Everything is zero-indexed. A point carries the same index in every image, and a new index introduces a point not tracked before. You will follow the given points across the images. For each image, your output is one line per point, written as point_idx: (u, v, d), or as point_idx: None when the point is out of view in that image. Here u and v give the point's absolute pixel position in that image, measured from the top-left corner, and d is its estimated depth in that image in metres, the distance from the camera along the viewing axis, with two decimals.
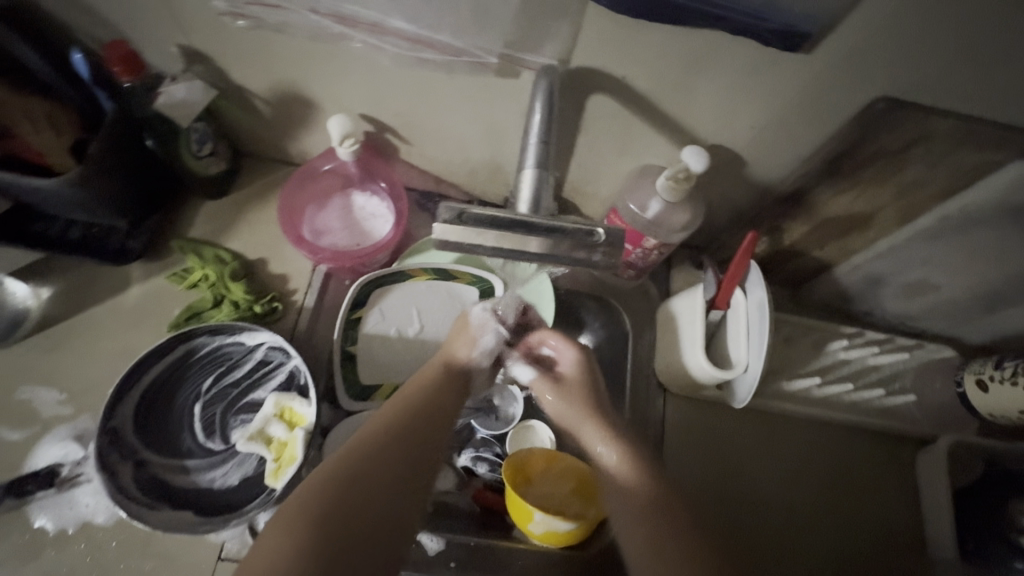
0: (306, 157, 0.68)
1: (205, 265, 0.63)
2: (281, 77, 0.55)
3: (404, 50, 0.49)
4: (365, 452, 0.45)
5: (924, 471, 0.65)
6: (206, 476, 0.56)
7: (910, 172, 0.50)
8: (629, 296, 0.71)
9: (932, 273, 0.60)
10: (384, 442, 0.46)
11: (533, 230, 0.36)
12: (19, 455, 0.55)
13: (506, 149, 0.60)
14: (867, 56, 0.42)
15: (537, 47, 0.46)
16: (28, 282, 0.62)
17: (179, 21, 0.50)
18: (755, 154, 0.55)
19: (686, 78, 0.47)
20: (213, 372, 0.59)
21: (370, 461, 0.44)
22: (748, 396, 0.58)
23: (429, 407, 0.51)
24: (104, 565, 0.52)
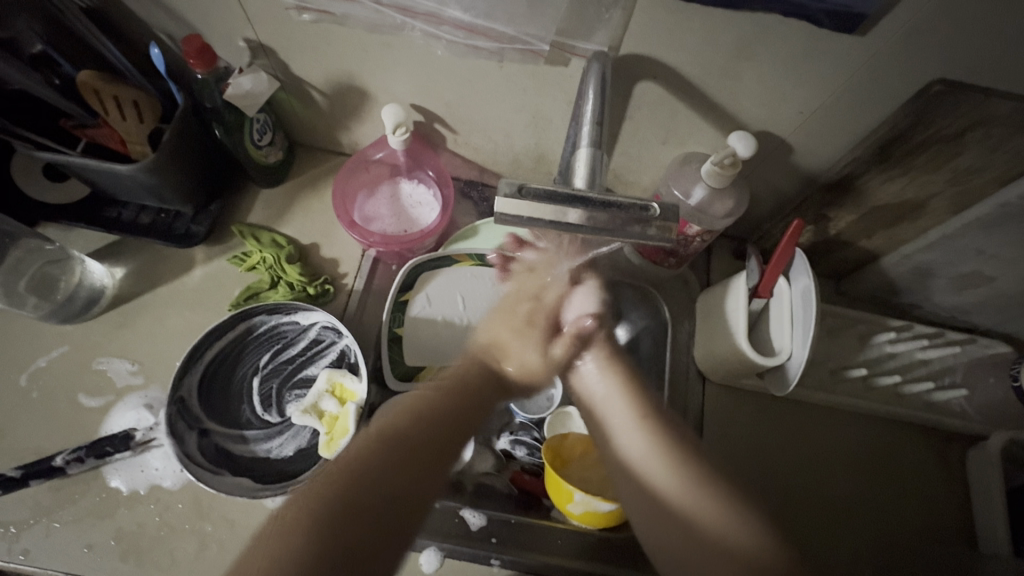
0: (357, 147, 0.71)
1: (262, 248, 0.66)
2: (339, 69, 0.58)
3: (458, 38, 0.50)
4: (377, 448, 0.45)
5: (975, 469, 0.64)
6: (264, 446, 0.59)
7: (966, 157, 0.49)
8: (669, 285, 0.71)
9: (987, 264, 0.58)
10: (392, 442, 0.45)
11: (589, 205, 0.38)
12: (95, 420, 0.60)
13: (551, 137, 0.62)
14: (925, 37, 0.42)
15: (588, 34, 0.48)
16: (104, 262, 0.66)
17: (248, 16, 0.53)
18: (803, 140, 0.55)
19: (736, 63, 0.48)
20: (270, 349, 0.63)
21: (371, 481, 0.42)
22: (793, 384, 0.57)
23: (441, 412, 0.48)
24: (172, 525, 0.56)
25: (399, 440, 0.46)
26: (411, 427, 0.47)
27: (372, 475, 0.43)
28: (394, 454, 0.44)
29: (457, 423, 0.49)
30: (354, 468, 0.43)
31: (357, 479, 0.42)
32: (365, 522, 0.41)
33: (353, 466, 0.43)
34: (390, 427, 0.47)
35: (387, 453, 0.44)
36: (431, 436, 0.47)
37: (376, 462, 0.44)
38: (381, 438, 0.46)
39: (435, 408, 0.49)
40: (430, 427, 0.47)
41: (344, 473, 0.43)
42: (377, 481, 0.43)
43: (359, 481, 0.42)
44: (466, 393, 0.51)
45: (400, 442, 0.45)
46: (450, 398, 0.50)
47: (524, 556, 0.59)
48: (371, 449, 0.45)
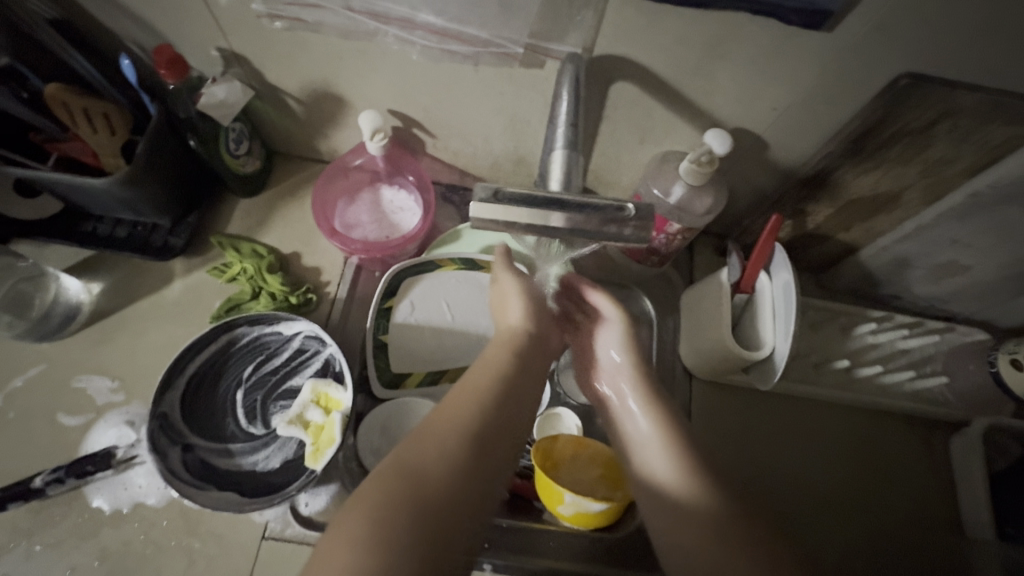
0: (335, 154, 0.71)
1: (242, 259, 0.65)
2: (314, 76, 0.58)
3: (433, 43, 0.50)
4: (428, 444, 0.43)
5: (958, 455, 0.65)
6: (249, 459, 0.58)
7: (936, 149, 0.50)
8: (652, 283, 0.72)
9: (962, 254, 0.59)
10: (441, 436, 0.44)
11: (566, 207, 0.38)
12: (75, 439, 0.58)
13: (530, 139, 0.62)
14: (890, 32, 0.43)
15: (561, 36, 0.48)
16: (80, 278, 0.65)
17: (220, 25, 0.53)
18: (778, 136, 0.56)
19: (708, 62, 0.48)
20: (253, 360, 0.62)
21: (451, 478, 0.42)
22: (776, 378, 0.58)
23: (489, 395, 0.48)
24: (157, 543, 0.55)
25: (465, 429, 0.45)
26: (458, 417, 0.46)
27: (446, 471, 0.42)
28: (455, 440, 0.44)
29: (510, 413, 0.49)
30: (429, 466, 0.42)
31: (435, 478, 0.41)
32: (420, 514, 0.39)
33: (426, 463, 0.42)
34: (450, 417, 0.46)
35: (456, 445, 0.44)
36: (493, 428, 0.47)
37: (445, 455, 0.43)
38: (442, 429, 0.45)
39: (495, 397, 0.49)
40: (490, 415, 0.47)
41: (420, 470, 0.41)
42: (457, 480, 0.42)
43: (422, 463, 0.42)
44: (513, 381, 0.51)
45: (468, 432, 0.45)
46: (499, 385, 0.50)
47: (517, 559, 0.59)
48: (432, 441, 0.44)
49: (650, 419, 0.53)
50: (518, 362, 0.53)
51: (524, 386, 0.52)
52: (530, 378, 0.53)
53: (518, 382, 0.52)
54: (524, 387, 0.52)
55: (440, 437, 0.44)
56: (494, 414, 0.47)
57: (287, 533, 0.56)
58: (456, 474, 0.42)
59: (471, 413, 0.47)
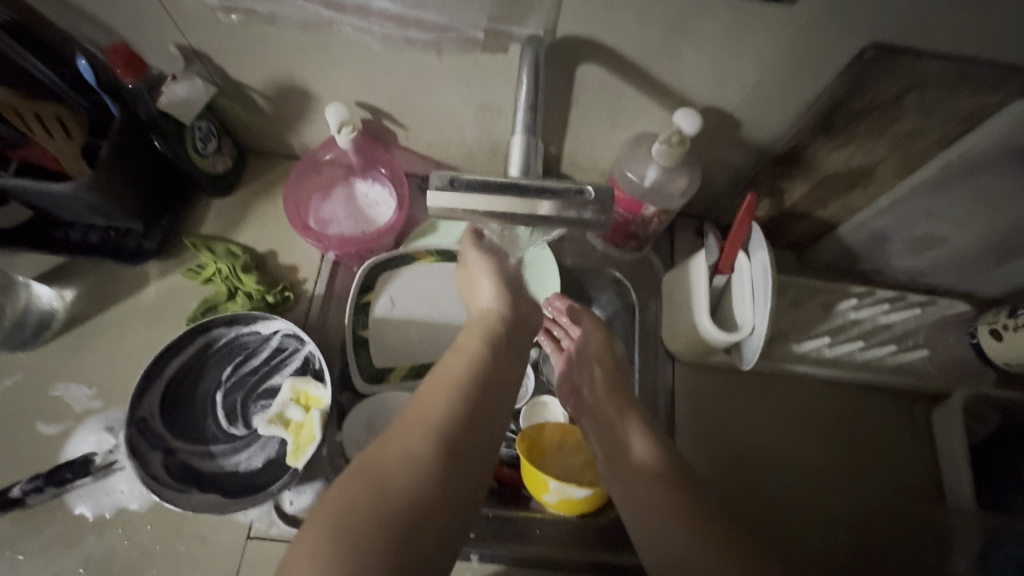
0: (307, 149, 0.70)
1: (217, 259, 0.64)
2: (276, 71, 0.57)
3: (391, 32, 0.49)
4: (393, 443, 0.44)
5: (941, 427, 0.65)
6: (231, 460, 0.58)
7: (907, 120, 0.49)
8: (633, 267, 0.71)
9: (938, 226, 0.59)
10: (406, 434, 0.44)
11: (524, 193, 0.38)
12: (54, 447, 0.58)
13: (501, 126, 0.61)
14: (850, 2, 0.42)
15: (521, 19, 0.47)
16: (52, 285, 0.64)
17: (175, 21, 0.52)
18: (749, 114, 0.55)
19: (672, 40, 0.47)
20: (231, 361, 0.62)
21: (417, 482, 0.42)
22: (755, 357, 0.58)
23: (462, 388, 0.48)
24: (141, 548, 0.55)
25: (432, 430, 0.45)
26: (428, 413, 0.46)
27: (410, 476, 0.42)
28: (420, 435, 0.44)
29: (485, 405, 0.48)
30: (393, 467, 0.42)
31: (398, 485, 0.41)
32: (385, 511, 0.40)
33: (387, 471, 0.42)
34: (414, 421, 0.45)
35: (421, 448, 0.43)
36: (466, 419, 0.46)
37: (409, 456, 0.43)
38: (410, 426, 0.45)
39: (468, 393, 0.48)
40: (460, 410, 0.47)
41: (383, 476, 0.41)
42: (423, 481, 0.42)
43: (387, 462, 0.42)
44: (487, 372, 0.50)
45: (434, 434, 0.44)
46: (474, 376, 0.49)
47: (503, 548, 0.59)
48: (396, 438, 0.44)
49: (620, 412, 0.56)
50: (498, 352, 0.52)
51: (503, 375, 0.51)
52: (506, 365, 0.52)
53: (492, 371, 0.50)
54: (498, 376, 0.50)
55: (402, 441, 0.44)
56: (466, 410, 0.47)
57: (271, 532, 0.56)
58: (423, 472, 0.42)
59: (439, 413, 0.46)
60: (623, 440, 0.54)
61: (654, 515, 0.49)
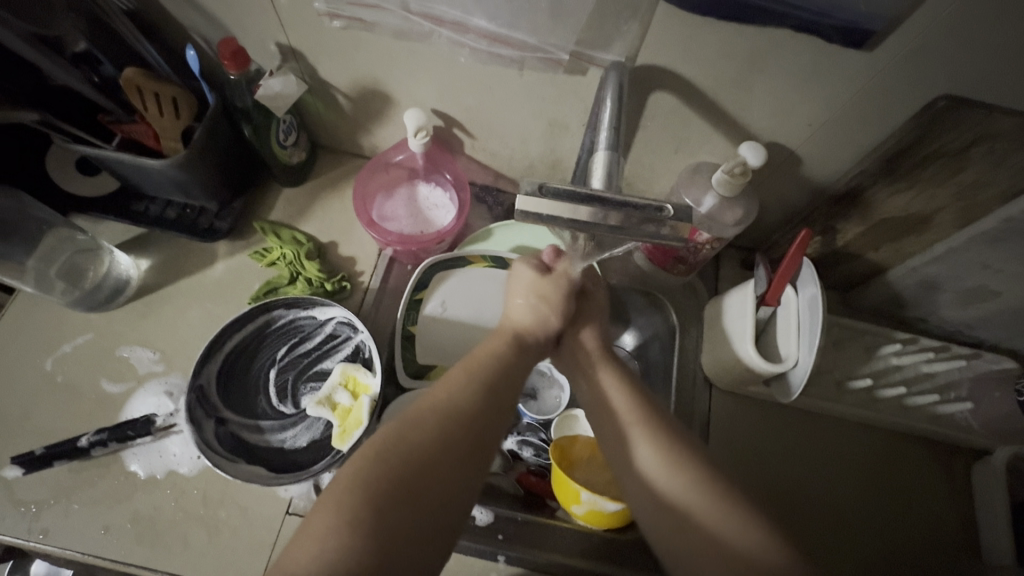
0: (377, 149, 0.73)
1: (283, 245, 0.68)
2: (364, 75, 0.61)
3: (482, 46, 0.53)
4: (407, 423, 0.44)
5: (981, 485, 0.63)
6: (278, 436, 0.61)
7: (970, 172, 0.50)
8: (677, 292, 0.73)
9: (992, 279, 0.59)
10: (423, 415, 0.44)
11: (607, 205, 0.40)
12: (116, 405, 0.61)
13: (567, 144, 0.63)
14: (928, 55, 0.44)
15: (606, 45, 0.50)
16: (130, 254, 0.69)
17: (281, 22, 0.56)
18: (812, 152, 0.57)
19: (746, 76, 0.50)
20: (287, 342, 0.64)
21: (435, 465, 0.42)
22: (797, 390, 0.58)
23: (483, 376, 0.48)
24: (187, 510, 0.57)
25: (451, 415, 0.45)
26: (441, 395, 0.46)
27: (430, 460, 0.42)
28: (435, 416, 0.44)
29: (504, 394, 0.48)
30: (407, 442, 0.42)
31: (411, 461, 0.41)
32: (396, 488, 0.40)
33: (400, 448, 0.42)
34: (429, 406, 0.45)
35: (438, 432, 0.43)
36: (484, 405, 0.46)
37: (429, 439, 0.43)
38: (426, 407, 0.45)
39: (487, 380, 0.48)
40: (483, 401, 0.47)
41: (394, 453, 0.41)
42: (448, 466, 0.42)
43: (404, 441, 0.42)
44: (510, 370, 0.50)
45: (447, 414, 0.45)
46: (496, 370, 0.50)
47: (530, 553, 0.59)
48: (413, 419, 0.44)
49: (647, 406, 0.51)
50: (519, 350, 0.53)
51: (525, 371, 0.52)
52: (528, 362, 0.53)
53: (515, 368, 0.51)
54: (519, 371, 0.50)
55: (420, 425, 0.43)
56: (485, 396, 0.47)
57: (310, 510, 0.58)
58: (435, 451, 0.42)
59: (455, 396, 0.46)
60: (630, 437, 0.49)
61: (666, 517, 0.45)
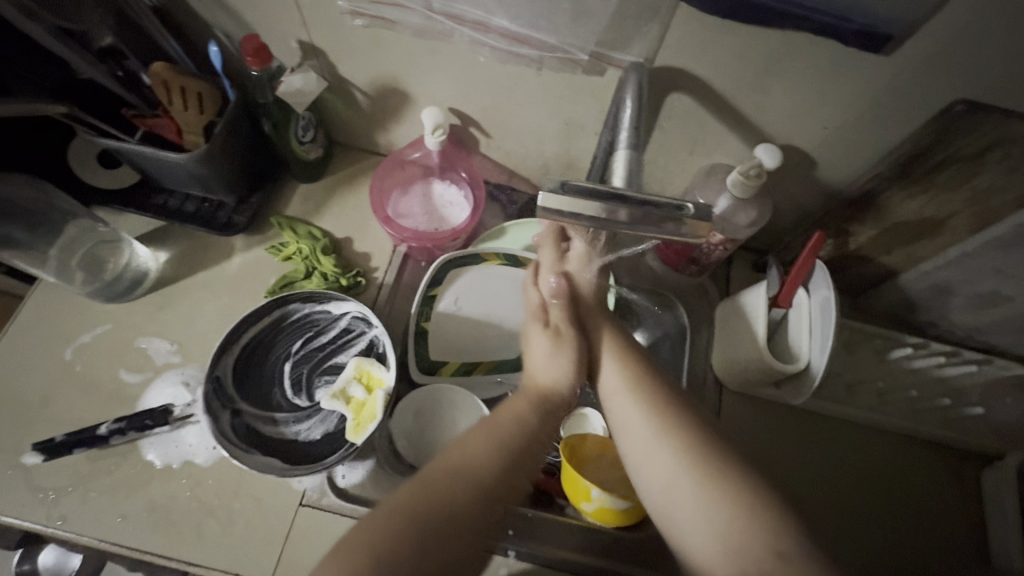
0: (392, 147, 0.74)
1: (299, 240, 0.69)
2: (383, 73, 0.61)
3: (502, 45, 0.53)
4: (428, 483, 0.44)
5: (990, 490, 0.63)
6: (293, 428, 0.61)
7: (986, 177, 0.51)
8: (688, 293, 0.73)
9: (1005, 285, 0.59)
10: (443, 475, 0.45)
11: (627, 203, 0.41)
12: (134, 395, 0.62)
13: (582, 143, 0.64)
14: (946, 60, 0.44)
15: (626, 46, 0.50)
16: (149, 247, 0.70)
17: (304, 20, 0.57)
18: (827, 156, 0.57)
19: (764, 79, 0.50)
20: (302, 336, 0.65)
21: (452, 529, 0.42)
22: (809, 392, 0.58)
23: (504, 442, 0.49)
24: (202, 500, 0.58)
25: (471, 483, 0.45)
26: (464, 457, 0.47)
27: (447, 525, 0.42)
28: (455, 480, 0.45)
29: (522, 465, 0.49)
30: (428, 504, 0.43)
31: (428, 526, 0.42)
32: (410, 547, 0.40)
33: (422, 508, 0.42)
34: (451, 467, 0.46)
35: (460, 498, 0.44)
36: (503, 476, 0.47)
37: (445, 501, 0.43)
38: (447, 467, 0.46)
39: (508, 445, 0.49)
40: (501, 466, 0.47)
41: (415, 511, 0.42)
42: (461, 534, 0.42)
43: (426, 502, 0.43)
44: (530, 439, 0.51)
45: (468, 479, 0.45)
46: (516, 435, 0.50)
47: (540, 549, 0.60)
48: (435, 479, 0.45)
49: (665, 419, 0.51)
50: (541, 419, 0.53)
51: (545, 440, 0.52)
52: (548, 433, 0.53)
53: (535, 442, 0.51)
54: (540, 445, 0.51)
55: (440, 489, 0.44)
56: (506, 466, 0.47)
57: (323, 502, 0.59)
58: (452, 516, 0.43)
59: (474, 458, 0.47)
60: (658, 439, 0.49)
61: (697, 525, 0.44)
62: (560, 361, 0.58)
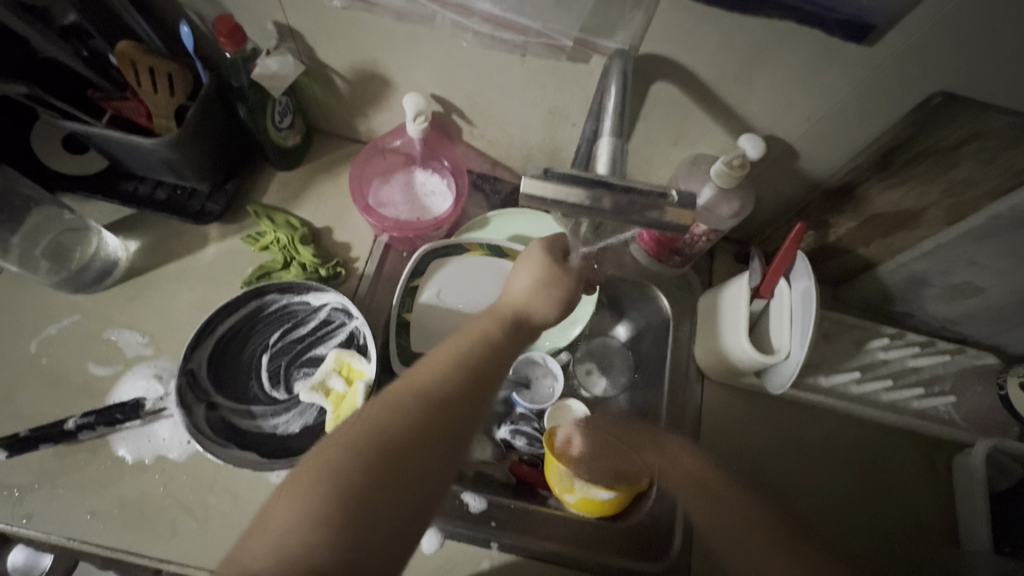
0: (373, 135, 0.73)
1: (277, 229, 0.67)
2: (363, 57, 0.60)
3: (485, 30, 0.52)
4: (385, 408, 0.41)
5: (960, 477, 0.65)
6: (270, 422, 0.60)
7: (962, 169, 0.51)
8: (671, 284, 0.73)
9: (977, 276, 0.60)
10: (402, 397, 0.42)
11: (611, 189, 0.40)
12: (103, 389, 0.60)
13: (566, 133, 0.63)
14: (926, 51, 0.44)
15: (610, 33, 0.50)
16: (118, 235, 0.67)
17: (279, 0, 0.55)
18: (808, 146, 0.57)
19: (747, 68, 0.50)
20: (280, 327, 0.63)
21: (414, 450, 0.39)
22: (788, 383, 0.59)
23: (466, 361, 0.46)
24: (175, 495, 0.57)
25: (429, 401, 0.42)
26: (424, 378, 0.44)
27: (410, 447, 0.39)
28: (413, 401, 0.42)
29: (485, 383, 0.46)
30: (385, 426, 0.40)
31: (388, 449, 0.38)
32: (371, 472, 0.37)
33: (379, 431, 0.39)
34: (410, 390, 0.43)
35: (420, 418, 0.41)
36: (465, 393, 0.44)
37: (404, 422, 0.40)
38: (405, 390, 0.43)
39: (469, 364, 0.46)
40: (462, 385, 0.44)
41: (372, 435, 0.39)
42: (426, 455, 0.39)
43: (383, 427, 0.39)
44: (495, 355, 0.48)
45: (426, 398, 0.42)
46: (480, 354, 0.47)
47: (524, 541, 0.60)
48: (393, 403, 0.41)
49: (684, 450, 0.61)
50: (508, 336, 0.50)
51: (511, 356, 0.49)
52: (515, 349, 0.50)
53: (501, 357, 0.48)
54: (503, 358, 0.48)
55: (396, 411, 0.41)
56: (466, 381, 0.45)
57: None
58: (412, 436, 0.40)
59: (434, 379, 0.44)
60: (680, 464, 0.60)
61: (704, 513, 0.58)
62: (536, 296, 0.54)
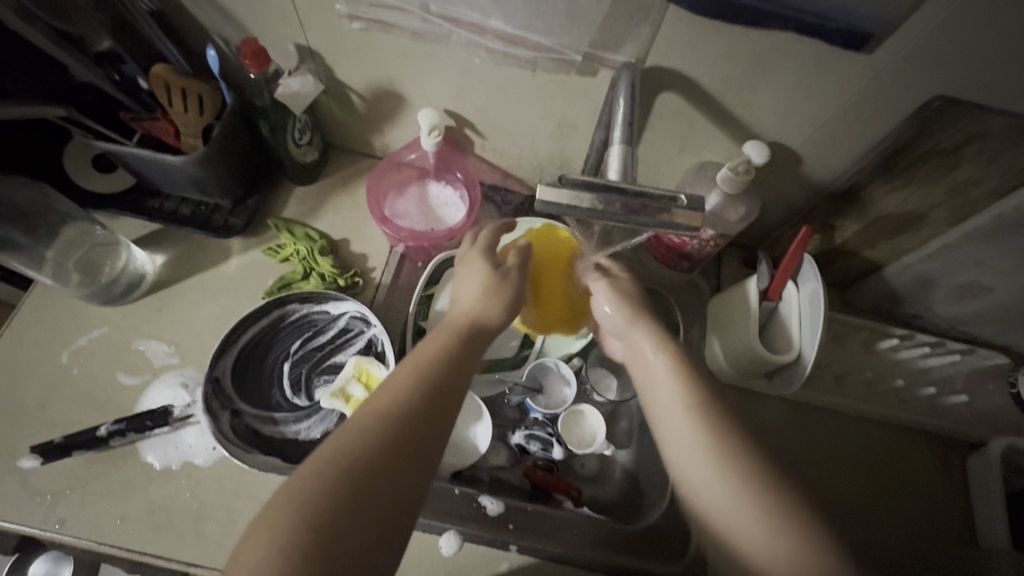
0: (388, 149, 0.75)
1: (296, 241, 0.69)
2: (380, 75, 0.62)
3: (497, 47, 0.55)
4: (348, 431, 0.40)
5: (976, 476, 0.65)
6: (292, 427, 0.62)
7: (965, 170, 0.53)
8: (681, 289, 0.74)
9: (984, 275, 0.61)
10: (365, 418, 0.41)
11: (624, 195, 0.42)
12: (132, 397, 0.62)
13: (575, 143, 0.65)
14: (923, 57, 0.46)
15: (617, 47, 0.52)
16: (145, 250, 0.70)
17: (301, 24, 0.58)
18: (812, 151, 0.59)
19: (750, 77, 0.52)
20: (300, 336, 0.65)
21: (379, 471, 0.38)
22: (799, 381, 0.61)
23: (426, 372, 0.45)
24: (202, 500, 0.58)
25: (393, 418, 0.41)
26: (386, 393, 0.43)
27: (376, 469, 0.38)
28: (373, 420, 0.41)
29: (447, 394, 0.45)
30: (346, 449, 0.38)
31: (355, 473, 0.37)
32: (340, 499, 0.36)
33: (342, 454, 0.38)
34: (369, 408, 0.42)
35: (384, 436, 0.40)
36: (427, 404, 0.43)
37: (370, 443, 0.39)
38: (367, 409, 0.41)
39: (427, 375, 0.45)
40: (423, 399, 0.43)
41: (334, 459, 0.38)
42: (394, 473, 0.39)
43: (348, 450, 0.38)
44: (456, 364, 0.48)
45: (386, 415, 0.41)
46: (440, 365, 0.46)
47: (541, 543, 0.60)
48: (353, 424, 0.40)
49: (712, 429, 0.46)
50: (467, 345, 0.50)
51: (472, 366, 0.49)
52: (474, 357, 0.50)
53: (461, 365, 0.48)
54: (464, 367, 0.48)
55: (357, 434, 0.40)
56: (424, 393, 0.44)
57: None
58: (376, 456, 0.39)
59: (395, 394, 0.43)
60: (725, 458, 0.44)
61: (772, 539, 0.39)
62: (483, 297, 0.55)
